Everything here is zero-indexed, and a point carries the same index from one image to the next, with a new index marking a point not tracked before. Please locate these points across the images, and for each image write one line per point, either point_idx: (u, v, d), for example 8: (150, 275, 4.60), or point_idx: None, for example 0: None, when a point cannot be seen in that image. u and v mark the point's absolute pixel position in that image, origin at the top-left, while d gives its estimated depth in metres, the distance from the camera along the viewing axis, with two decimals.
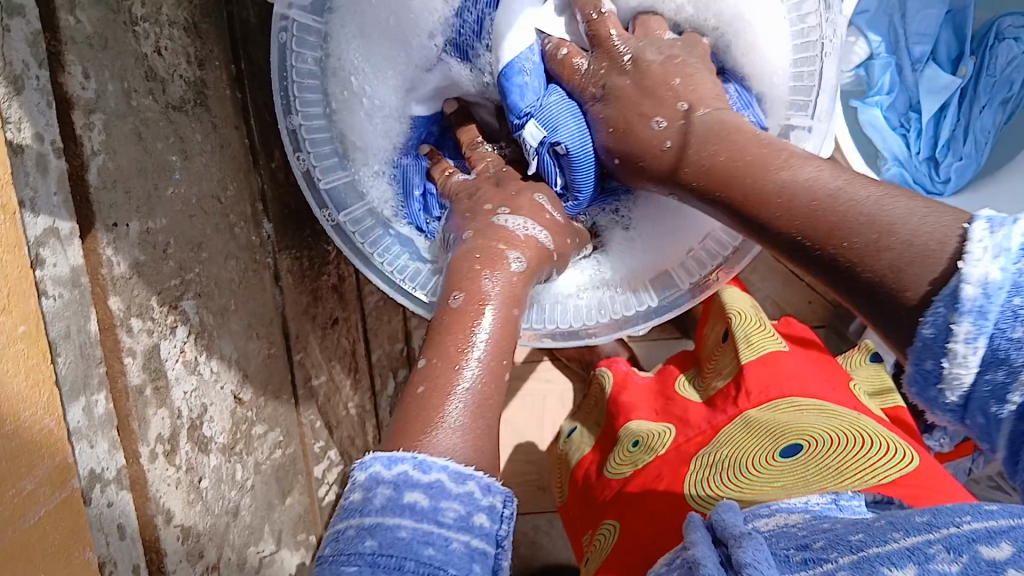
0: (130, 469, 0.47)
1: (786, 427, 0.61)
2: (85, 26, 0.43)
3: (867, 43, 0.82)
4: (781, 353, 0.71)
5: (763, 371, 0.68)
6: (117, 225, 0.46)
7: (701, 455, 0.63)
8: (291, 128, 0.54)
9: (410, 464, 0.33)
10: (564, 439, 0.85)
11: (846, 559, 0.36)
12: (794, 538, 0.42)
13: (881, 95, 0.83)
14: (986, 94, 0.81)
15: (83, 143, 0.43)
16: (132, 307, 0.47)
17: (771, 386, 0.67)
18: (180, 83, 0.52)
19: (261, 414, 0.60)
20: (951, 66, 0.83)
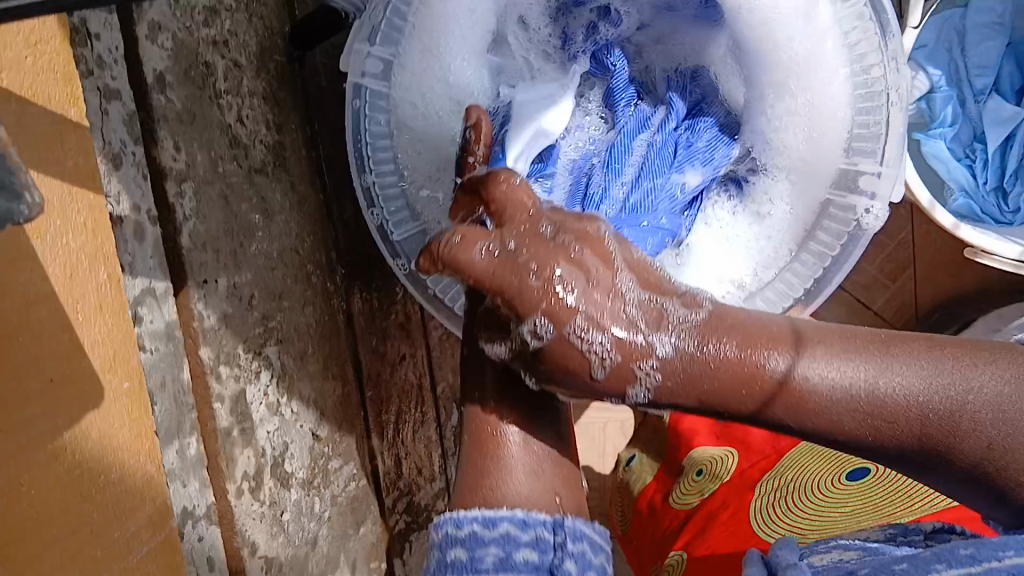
0: (219, 504, 0.51)
1: (852, 451, 0.62)
2: (176, 104, 0.48)
3: None
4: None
5: None
6: (206, 282, 0.50)
7: (766, 480, 0.65)
8: (364, 186, 0.57)
9: (478, 524, 0.39)
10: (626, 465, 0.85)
11: None
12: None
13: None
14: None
15: (176, 210, 0.48)
16: (221, 355, 0.51)
17: None
18: (261, 148, 0.56)
19: (337, 449, 0.64)
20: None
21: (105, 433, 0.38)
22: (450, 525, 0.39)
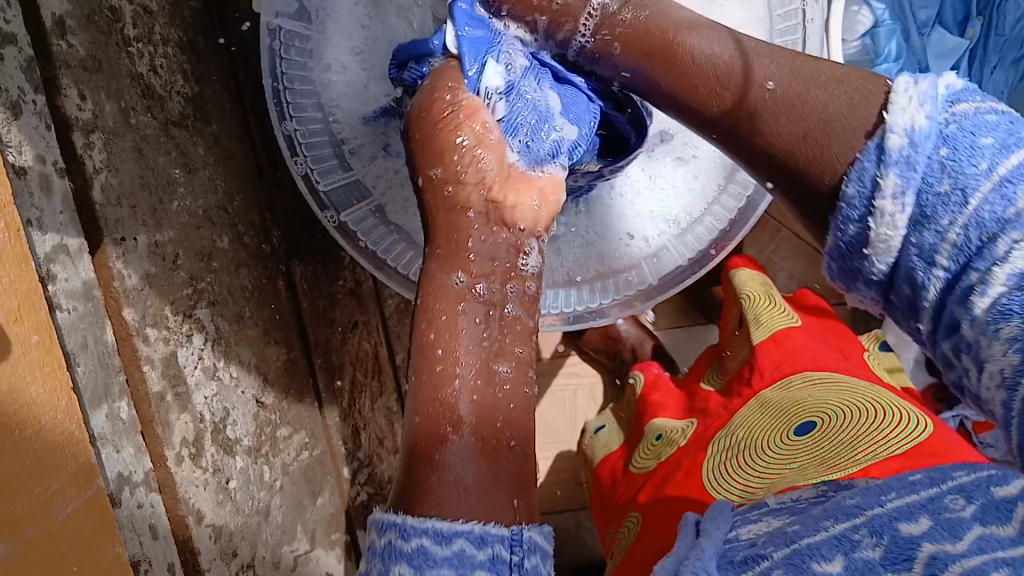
0: (158, 473, 0.49)
1: (800, 404, 0.60)
2: (79, 51, 0.46)
3: (871, 12, 0.89)
4: (791, 327, 0.70)
5: (774, 350, 0.68)
6: (124, 240, 0.48)
7: (718, 440, 0.63)
8: (285, 134, 0.55)
9: (394, 532, 0.30)
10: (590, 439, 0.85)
11: (847, 526, 0.36)
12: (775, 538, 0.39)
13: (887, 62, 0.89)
14: (997, 54, 0.87)
15: (86, 162, 0.45)
16: (148, 317, 0.49)
17: (783, 364, 0.66)
18: (178, 100, 0.55)
19: (285, 418, 0.62)
20: (959, 26, 0.90)
21: (17, 384, 0.35)
22: (382, 524, 0.31)
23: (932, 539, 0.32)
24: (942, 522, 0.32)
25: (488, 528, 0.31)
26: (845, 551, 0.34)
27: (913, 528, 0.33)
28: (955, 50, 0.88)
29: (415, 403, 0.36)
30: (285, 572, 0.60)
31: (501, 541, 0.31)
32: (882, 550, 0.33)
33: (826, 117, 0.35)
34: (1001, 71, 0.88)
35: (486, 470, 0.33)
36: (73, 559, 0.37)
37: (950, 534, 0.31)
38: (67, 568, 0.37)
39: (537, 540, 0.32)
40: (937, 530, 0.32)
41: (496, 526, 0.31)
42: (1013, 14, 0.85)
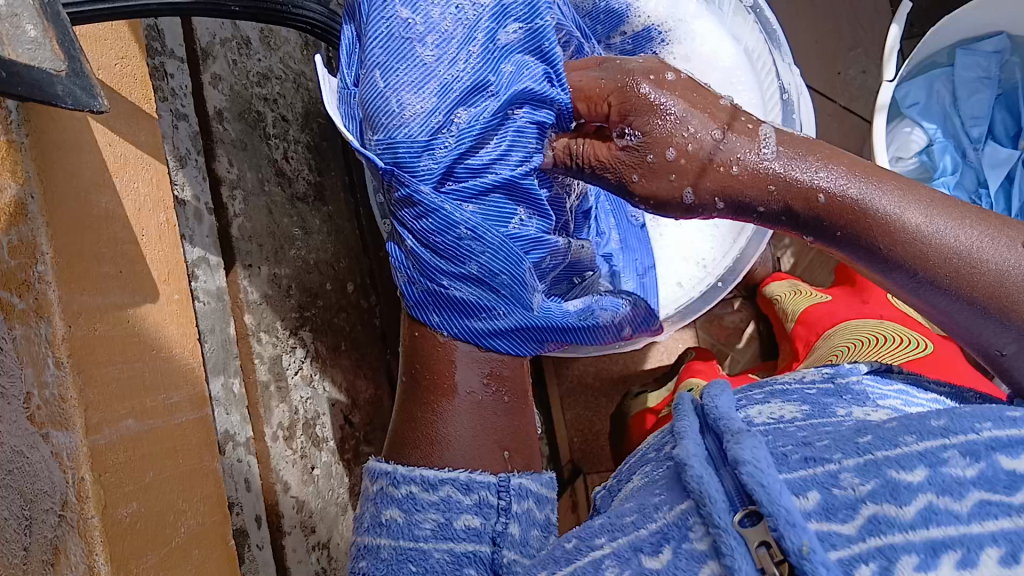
0: (258, 444, 0.63)
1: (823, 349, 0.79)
2: (231, 134, 0.66)
3: (923, 132, 0.97)
4: (819, 305, 0.88)
5: (804, 329, 0.87)
6: (251, 266, 0.65)
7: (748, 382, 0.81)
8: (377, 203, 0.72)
9: (417, 486, 0.49)
10: (634, 397, 1.00)
11: (851, 461, 0.38)
12: (791, 435, 0.43)
13: (946, 176, 0.96)
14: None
15: (228, 208, 0.64)
16: (262, 324, 0.65)
17: (813, 335, 0.85)
18: (303, 182, 0.74)
19: (368, 438, 0.75)
20: (1011, 142, 0.96)
21: (159, 321, 0.52)
22: (375, 471, 0.51)
23: (930, 490, 0.36)
24: (937, 477, 0.36)
25: (476, 477, 0.49)
26: (821, 487, 0.37)
27: (909, 476, 0.36)
28: (1009, 161, 0.94)
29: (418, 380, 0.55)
30: None
31: (487, 486, 0.49)
32: (870, 486, 0.37)
33: (964, 259, 0.45)
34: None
35: (484, 426, 0.53)
36: (180, 453, 0.51)
37: (947, 491, 0.36)
38: (174, 458, 0.51)
39: (526, 487, 0.50)
40: (933, 483, 0.36)
41: (484, 475, 0.49)
42: None
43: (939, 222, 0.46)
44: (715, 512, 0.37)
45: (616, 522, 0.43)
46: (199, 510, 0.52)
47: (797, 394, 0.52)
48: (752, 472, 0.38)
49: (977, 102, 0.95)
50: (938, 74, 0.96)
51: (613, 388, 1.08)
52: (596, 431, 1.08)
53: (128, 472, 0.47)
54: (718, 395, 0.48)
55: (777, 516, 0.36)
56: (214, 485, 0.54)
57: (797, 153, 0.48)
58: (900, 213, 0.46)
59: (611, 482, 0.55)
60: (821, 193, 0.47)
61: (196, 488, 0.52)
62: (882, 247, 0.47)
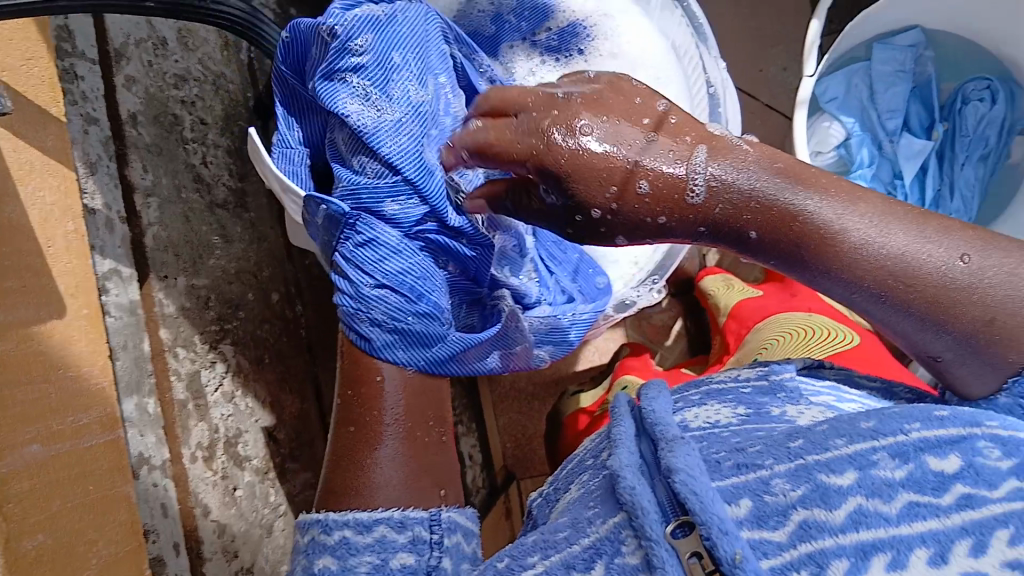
0: (175, 466, 0.59)
1: (754, 342, 0.80)
2: (146, 138, 0.62)
3: (842, 125, 1.00)
4: (747, 300, 0.90)
5: (734, 323, 0.88)
6: (167, 277, 0.62)
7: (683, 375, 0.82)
8: None
9: (349, 529, 0.45)
10: (568, 399, 1.00)
11: (784, 466, 0.38)
12: (724, 442, 0.42)
13: (863, 167, 0.99)
14: (963, 153, 0.98)
15: (142, 216, 0.61)
16: (178, 339, 0.62)
17: (743, 329, 0.86)
18: (223, 188, 0.71)
19: (294, 454, 0.73)
20: (925, 133, 1.00)
21: (66, 340, 0.48)
22: (307, 522, 0.47)
23: (859, 493, 0.35)
24: (867, 479, 0.36)
25: (410, 514, 0.46)
26: (754, 494, 0.37)
27: (839, 479, 0.36)
28: (923, 152, 0.98)
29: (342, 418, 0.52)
30: None
31: (420, 523, 0.46)
32: (803, 491, 0.36)
33: (903, 269, 0.43)
34: (969, 167, 0.98)
35: (415, 465, 0.50)
36: (91, 481, 0.48)
37: (876, 493, 0.35)
38: (84, 486, 0.47)
39: (456, 521, 0.47)
40: (863, 486, 0.35)
41: (417, 513, 0.46)
42: (972, 117, 0.96)
43: (872, 226, 0.43)
44: (647, 524, 0.36)
45: (549, 540, 0.42)
46: (113, 539, 0.48)
47: (732, 394, 0.51)
48: (684, 480, 0.37)
49: (893, 95, 0.98)
50: (855, 69, 0.99)
51: (547, 392, 1.08)
52: (530, 436, 1.07)
53: (35, 502, 0.45)
54: (656, 396, 0.47)
55: (708, 525, 0.35)
56: (128, 513, 0.49)
57: (734, 158, 0.45)
58: (842, 223, 0.43)
59: (548, 490, 0.55)
60: (749, 212, 0.45)
61: (109, 517, 0.49)
62: (817, 264, 0.44)
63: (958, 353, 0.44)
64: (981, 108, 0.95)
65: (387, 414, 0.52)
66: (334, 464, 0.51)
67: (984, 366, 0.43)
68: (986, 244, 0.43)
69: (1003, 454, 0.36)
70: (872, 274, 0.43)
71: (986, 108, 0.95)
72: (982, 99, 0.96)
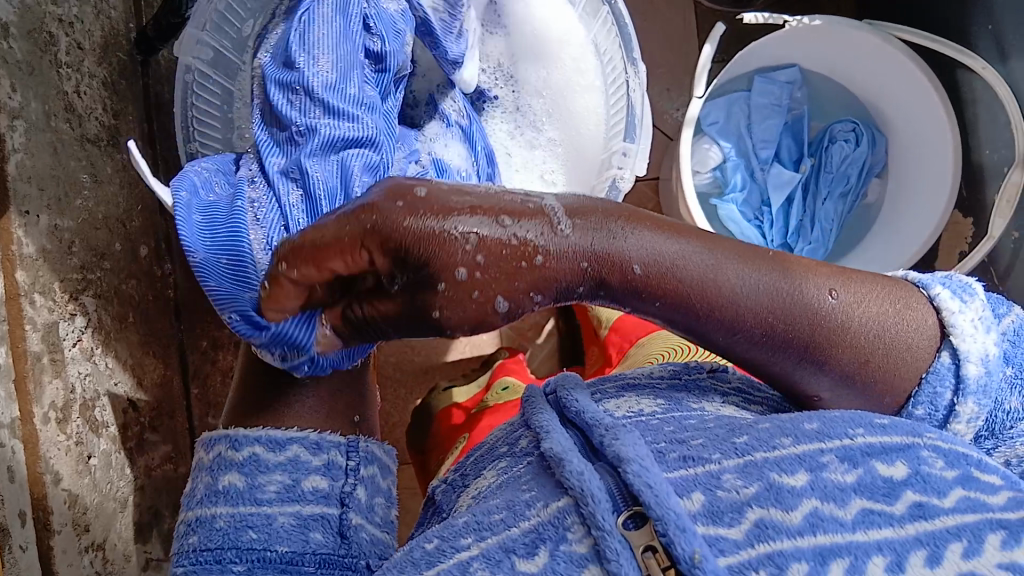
0: (24, 427, 0.52)
1: (639, 355, 0.81)
2: (16, 53, 0.54)
3: (720, 149, 1.04)
4: None
5: (616, 335, 0.89)
6: (29, 214, 0.54)
7: None
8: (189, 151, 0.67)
9: (248, 493, 0.47)
10: (438, 392, 0.96)
11: (732, 462, 0.36)
12: (660, 431, 0.40)
13: (736, 191, 1.03)
14: (825, 187, 1.04)
15: (6, 140, 0.53)
16: (37, 284, 0.54)
17: (626, 341, 0.87)
18: (95, 123, 0.63)
19: (153, 423, 0.67)
20: (794, 165, 1.05)
21: None
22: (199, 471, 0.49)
23: (815, 496, 0.34)
24: (819, 482, 0.35)
25: (325, 437, 0.51)
26: (706, 488, 0.35)
27: (792, 480, 0.35)
28: (791, 183, 1.03)
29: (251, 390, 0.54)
30: (135, 569, 0.62)
31: (319, 499, 0.48)
32: (755, 489, 0.35)
33: (787, 311, 0.43)
34: (830, 202, 1.04)
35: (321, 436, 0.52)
36: None
37: (830, 497, 0.34)
38: None
39: (353, 500, 0.50)
40: (816, 488, 0.35)
41: (314, 488, 0.49)
42: (837, 156, 1.03)
43: (751, 274, 0.42)
44: (598, 513, 0.33)
45: (481, 520, 0.37)
46: None
47: (649, 389, 0.48)
48: (637, 471, 0.34)
49: (769, 126, 1.04)
50: (735, 96, 1.03)
51: (413, 380, 1.05)
52: (393, 424, 1.04)
53: None
54: (575, 386, 0.44)
55: (666, 520, 0.32)
56: None
57: (589, 214, 0.40)
58: (721, 275, 0.42)
59: (454, 477, 0.50)
60: (634, 264, 0.40)
61: None
62: (701, 314, 0.42)
63: (836, 387, 0.45)
64: (845, 149, 1.02)
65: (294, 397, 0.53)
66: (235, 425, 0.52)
67: (868, 395, 0.45)
68: (847, 281, 0.45)
69: (945, 464, 0.36)
70: (753, 321, 0.43)
71: (850, 148, 1.02)
72: (846, 140, 1.03)
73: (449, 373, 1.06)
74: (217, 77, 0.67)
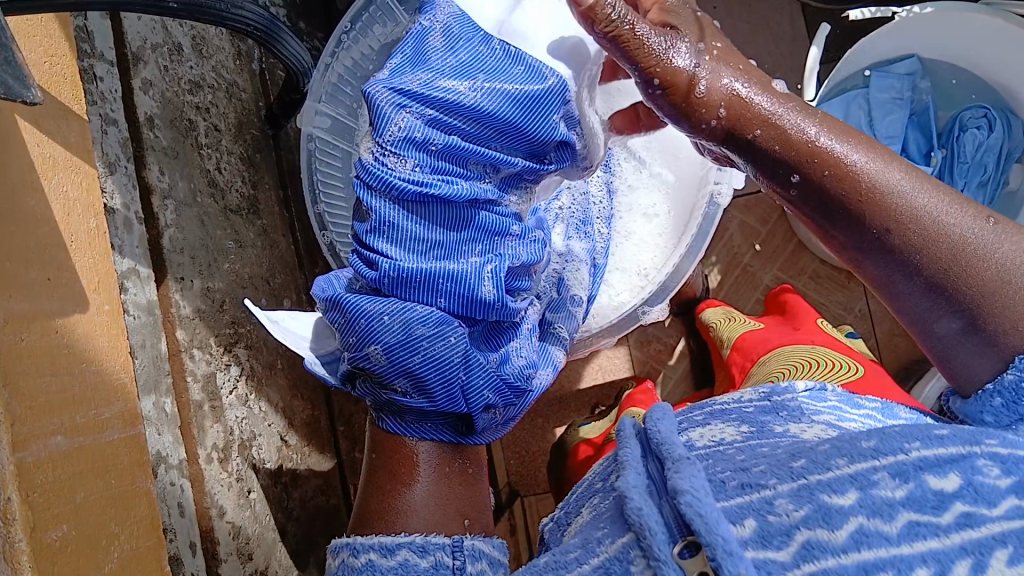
0: (192, 467, 0.59)
1: (759, 373, 0.79)
2: (162, 141, 0.63)
3: None
4: (752, 332, 0.90)
5: (737, 357, 0.88)
6: (183, 279, 0.62)
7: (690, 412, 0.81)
8: (317, 213, 0.73)
9: (376, 553, 0.50)
10: (573, 431, 0.99)
11: (786, 486, 0.35)
12: (731, 461, 0.39)
13: None
14: (962, 178, 0.98)
15: (158, 217, 0.61)
16: (194, 340, 0.62)
17: (746, 363, 0.86)
18: (236, 194, 0.71)
19: (305, 459, 0.73)
20: (924, 159, 1.01)
21: (89, 332, 0.49)
22: (338, 547, 0.52)
23: (860, 513, 0.33)
24: (868, 499, 0.33)
25: (431, 540, 0.51)
26: (758, 514, 0.34)
27: (841, 500, 0.33)
28: (922, 177, 0.99)
29: (376, 467, 0.58)
30: None
31: (441, 548, 0.51)
32: (804, 511, 0.33)
33: (933, 224, 0.47)
34: (968, 194, 0.98)
35: (445, 495, 0.56)
36: (111, 474, 0.48)
37: (877, 514, 0.32)
38: (106, 479, 0.47)
39: (479, 549, 0.51)
40: (864, 506, 0.33)
41: (439, 539, 0.51)
42: (970, 145, 0.97)
43: (909, 183, 0.48)
44: (653, 545, 0.34)
45: (560, 558, 0.39)
46: (132, 534, 0.49)
47: (735, 415, 0.48)
48: (690, 501, 0.34)
49: (892, 122, 1.00)
50: (855, 95, 1.00)
51: (549, 409, 1.08)
52: (532, 453, 1.07)
53: (57, 492, 0.43)
54: (661, 420, 0.43)
55: (714, 546, 0.32)
56: (145, 508, 0.50)
57: (792, 105, 0.50)
58: (881, 172, 0.48)
59: (561, 514, 0.53)
60: (796, 172, 0.49)
61: (127, 511, 0.49)
62: (852, 209, 0.49)
63: (961, 323, 0.47)
64: (979, 136, 0.96)
65: (419, 473, 0.56)
66: (369, 493, 0.57)
67: (992, 338, 0.46)
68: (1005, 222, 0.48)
69: (1003, 472, 0.34)
70: (900, 227, 0.48)
71: (983, 135, 0.96)
72: (979, 127, 0.97)
73: (584, 399, 1.08)
74: (341, 143, 0.74)
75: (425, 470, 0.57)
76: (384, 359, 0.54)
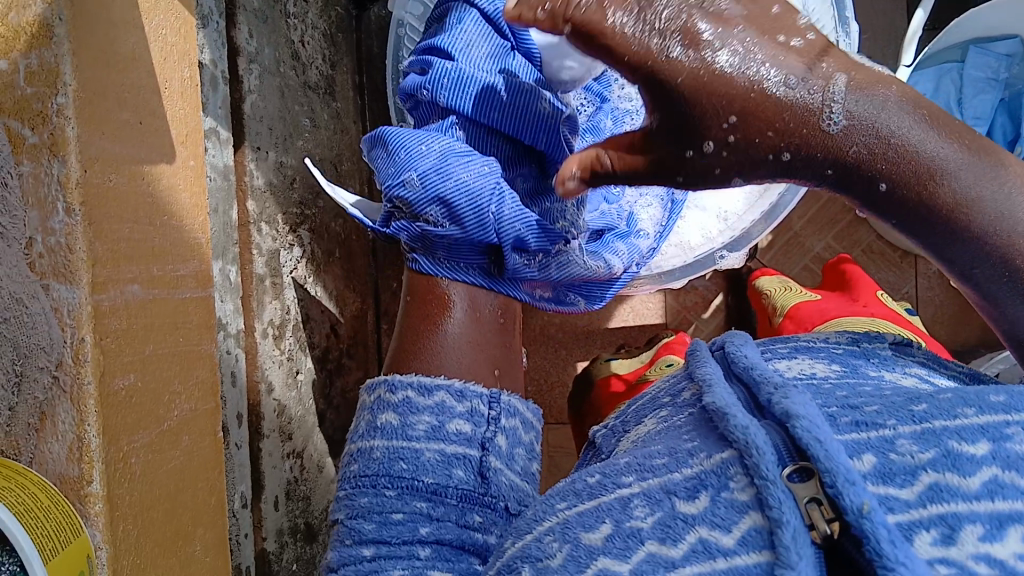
0: (247, 339, 0.58)
1: None
2: (254, 3, 0.60)
3: None
4: (807, 302, 0.88)
5: (791, 324, 0.86)
6: (259, 150, 0.60)
7: None
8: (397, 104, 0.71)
9: (414, 390, 0.50)
10: (602, 362, 0.98)
11: (907, 427, 0.31)
12: (831, 397, 0.37)
13: None
14: None
15: (243, 81, 0.58)
16: (263, 214, 0.60)
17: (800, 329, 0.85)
18: (316, 72, 0.69)
19: (349, 351, 0.73)
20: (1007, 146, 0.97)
21: (173, 185, 0.47)
22: (377, 381, 0.51)
23: (995, 464, 0.29)
24: (1003, 451, 0.29)
25: (469, 387, 0.51)
26: (878, 450, 0.31)
27: (971, 448, 0.30)
28: None
29: (409, 300, 0.58)
30: (326, 480, 0.68)
31: (480, 398, 0.51)
32: (931, 454, 0.30)
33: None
34: None
35: (479, 338, 0.56)
36: (180, 332, 0.47)
37: (1014, 467, 0.29)
38: (174, 337, 0.47)
39: (514, 404, 0.52)
40: (998, 458, 0.29)
41: (476, 387, 0.51)
42: None
43: (1010, 202, 0.43)
44: (762, 464, 0.30)
45: (644, 462, 0.35)
46: (192, 395, 0.48)
47: (823, 353, 0.46)
48: (807, 427, 0.31)
49: (982, 102, 0.96)
50: (947, 69, 0.96)
51: (575, 341, 1.07)
52: (552, 382, 1.07)
53: (128, 342, 0.43)
54: (742, 343, 0.43)
55: (834, 472, 0.29)
56: (207, 371, 0.50)
57: (875, 93, 0.43)
58: (976, 194, 0.43)
59: (615, 422, 0.52)
60: (883, 181, 0.44)
61: (190, 372, 0.48)
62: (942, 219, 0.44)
63: None
64: None
65: (453, 308, 0.56)
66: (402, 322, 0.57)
67: None
68: None
69: None
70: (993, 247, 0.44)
71: None
72: None
73: (614, 338, 1.07)
74: None
75: (459, 305, 0.56)
76: (418, 185, 0.52)
